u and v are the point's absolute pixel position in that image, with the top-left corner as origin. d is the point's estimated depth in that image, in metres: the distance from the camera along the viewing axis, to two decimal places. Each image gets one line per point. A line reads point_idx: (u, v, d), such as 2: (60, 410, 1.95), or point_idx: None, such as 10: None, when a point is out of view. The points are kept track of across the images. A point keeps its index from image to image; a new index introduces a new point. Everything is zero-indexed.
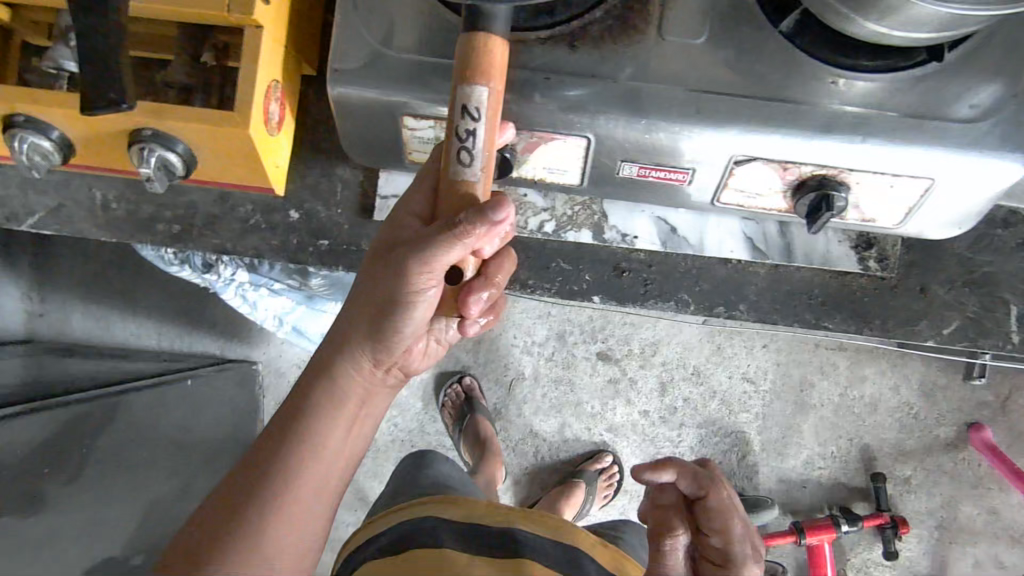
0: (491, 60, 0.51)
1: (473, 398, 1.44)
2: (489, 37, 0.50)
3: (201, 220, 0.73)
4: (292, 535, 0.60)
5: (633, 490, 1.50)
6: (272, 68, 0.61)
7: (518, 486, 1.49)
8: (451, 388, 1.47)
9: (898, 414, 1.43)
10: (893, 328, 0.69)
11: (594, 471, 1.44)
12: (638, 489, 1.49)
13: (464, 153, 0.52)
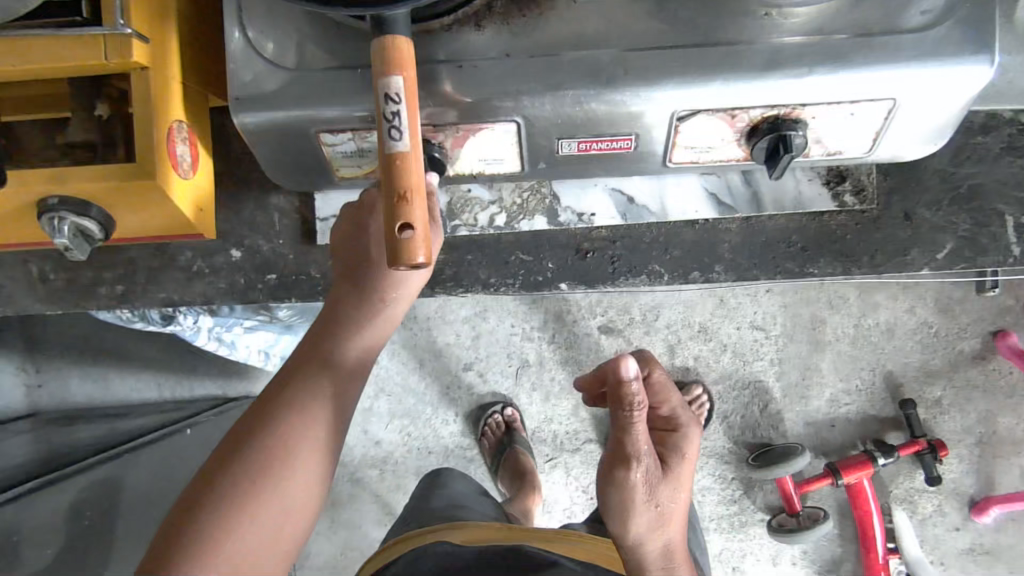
0: (405, 51, 0.46)
1: (513, 429, 1.43)
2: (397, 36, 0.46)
3: (143, 276, 0.70)
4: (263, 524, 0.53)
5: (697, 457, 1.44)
6: (172, 109, 0.57)
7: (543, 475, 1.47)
8: (491, 418, 1.44)
9: (918, 335, 1.38)
10: (882, 262, 0.65)
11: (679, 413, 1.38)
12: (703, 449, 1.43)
13: (392, 131, 0.45)
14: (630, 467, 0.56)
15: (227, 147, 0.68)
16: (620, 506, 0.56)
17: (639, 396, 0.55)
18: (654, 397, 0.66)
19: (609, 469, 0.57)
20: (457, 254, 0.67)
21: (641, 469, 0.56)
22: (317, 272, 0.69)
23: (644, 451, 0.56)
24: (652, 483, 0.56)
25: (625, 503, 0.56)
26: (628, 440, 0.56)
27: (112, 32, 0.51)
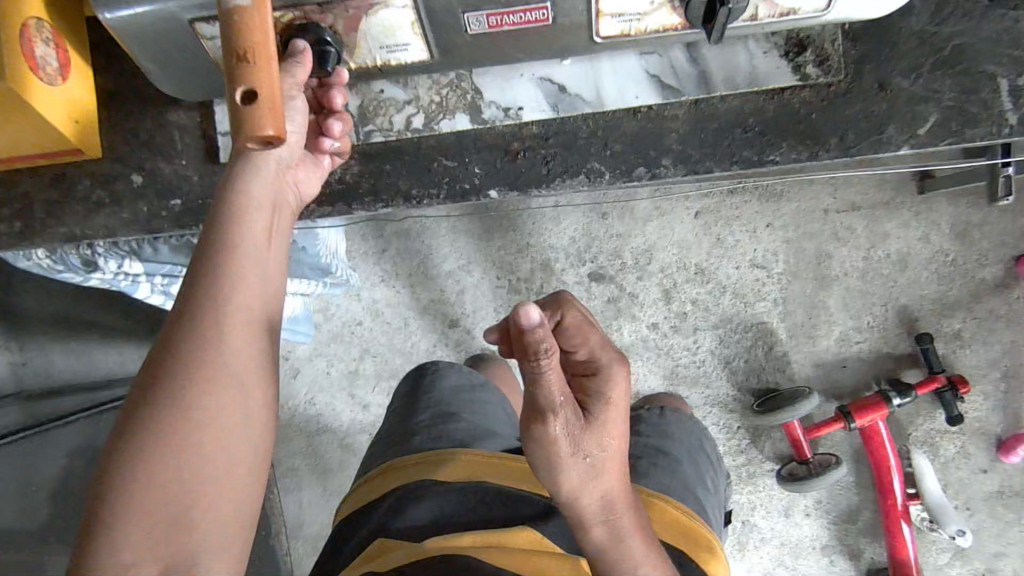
0: None
1: None
2: None
3: (41, 211, 0.64)
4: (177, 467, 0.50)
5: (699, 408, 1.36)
6: (30, 4, 0.51)
7: None
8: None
9: (934, 264, 1.28)
10: (855, 142, 0.56)
11: None
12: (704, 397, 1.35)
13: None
14: (550, 419, 0.43)
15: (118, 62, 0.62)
16: (543, 466, 0.45)
17: (548, 342, 0.42)
18: (568, 342, 0.48)
19: (526, 424, 0.44)
20: (374, 165, 0.61)
21: (565, 419, 0.44)
22: None
23: (563, 399, 0.44)
24: (574, 433, 0.44)
25: (547, 461, 0.45)
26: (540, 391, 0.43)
27: None
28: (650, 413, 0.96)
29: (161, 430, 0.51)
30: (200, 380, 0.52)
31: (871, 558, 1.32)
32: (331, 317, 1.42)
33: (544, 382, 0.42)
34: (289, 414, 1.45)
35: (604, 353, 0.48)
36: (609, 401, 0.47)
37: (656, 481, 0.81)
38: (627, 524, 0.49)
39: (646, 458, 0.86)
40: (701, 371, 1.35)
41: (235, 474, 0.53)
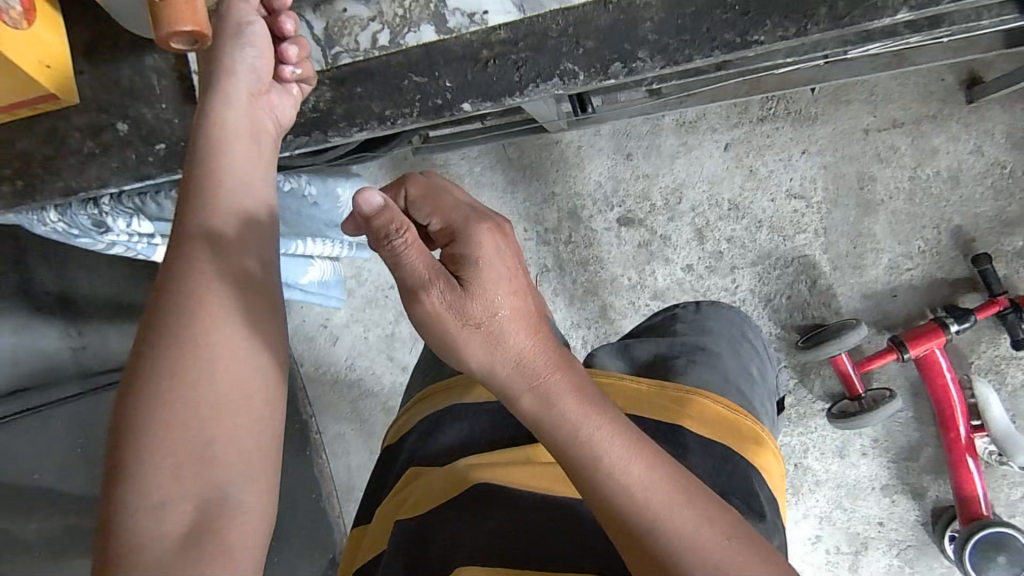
0: None
1: None
2: None
3: (39, 168, 0.66)
4: (195, 400, 0.52)
5: None
6: None
7: None
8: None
9: (989, 178, 1.18)
10: (847, 12, 0.51)
11: None
12: None
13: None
14: (423, 296, 0.47)
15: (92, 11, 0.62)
16: (443, 344, 0.49)
17: (398, 220, 0.45)
18: (421, 213, 0.53)
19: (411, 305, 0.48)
20: (346, 89, 0.61)
21: (439, 292, 0.47)
22: None
23: (432, 274, 0.47)
24: (452, 302, 0.47)
25: (446, 339, 0.49)
26: (402, 267, 0.46)
27: None
28: (685, 311, 0.88)
29: (170, 370, 0.52)
30: (199, 309, 0.54)
31: (937, 497, 1.25)
32: (364, 282, 1.43)
33: (400, 258, 0.46)
34: (331, 380, 1.47)
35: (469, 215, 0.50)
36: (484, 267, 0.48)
37: (696, 376, 0.75)
38: (557, 386, 0.50)
39: (682, 355, 0.79)
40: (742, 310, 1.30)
41: (254, 396, 0.54)
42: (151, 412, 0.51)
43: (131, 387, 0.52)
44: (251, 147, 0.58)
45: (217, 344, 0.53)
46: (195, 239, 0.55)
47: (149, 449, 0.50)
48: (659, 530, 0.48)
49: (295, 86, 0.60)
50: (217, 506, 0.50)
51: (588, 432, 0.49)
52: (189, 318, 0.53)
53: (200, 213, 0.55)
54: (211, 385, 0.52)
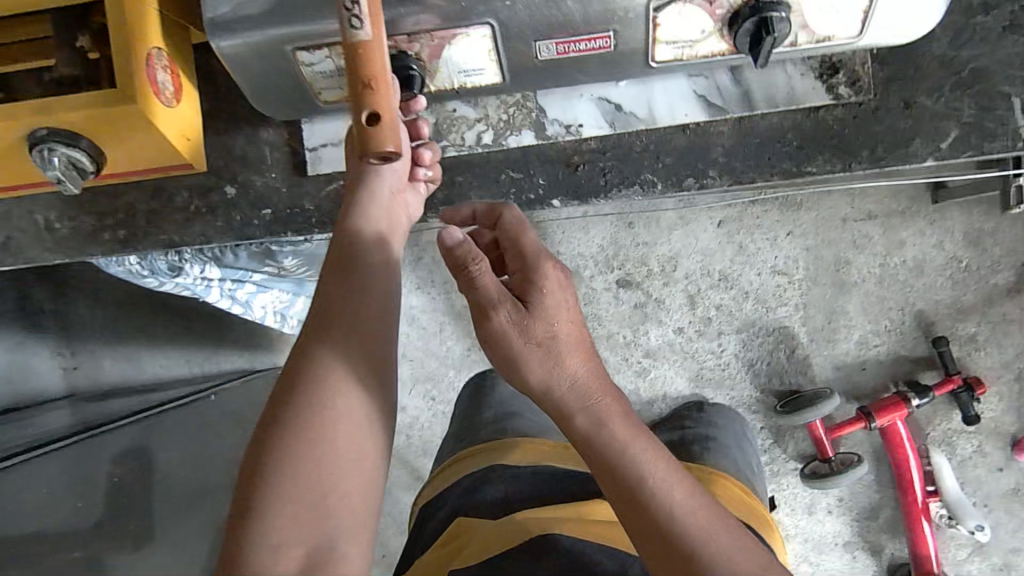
0: None
1: None
2: None
3: (143, 219, 0.71)
4: (321, 449, 0.54)
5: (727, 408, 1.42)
6: (149, 33, 0.57)
7: None
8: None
9: (949, 270, 1.33)
10: (883, 156, 0.62)
11: None
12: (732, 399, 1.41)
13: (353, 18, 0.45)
14: (492, 314, 0.51)
15: (213, 85, 0.68)
16: (504, 359, 0.52)
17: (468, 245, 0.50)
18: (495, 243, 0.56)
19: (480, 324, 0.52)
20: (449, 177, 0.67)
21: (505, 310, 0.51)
22: (310, 204, 0.69)
23: (501, 294, 0.51)
24: (513, 315, 0.51)
25: (506, 354, 0.52)
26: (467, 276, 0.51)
27: None
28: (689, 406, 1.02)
29: (303, 417, 0.54)
30: (335, 361, 0.56)
31: (892, 554, 1.37)
32: None
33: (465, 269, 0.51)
34: None
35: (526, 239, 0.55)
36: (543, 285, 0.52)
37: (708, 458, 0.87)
38: (608, 407, 0.52)
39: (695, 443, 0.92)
40: (726, 373, 1.41)
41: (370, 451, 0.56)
42: (280, 453, 0.53)
43: (265, 424, 0.55)
44: (387, 232, 0.62)
45: (347, 397, 0.56)
46: (338, 298, 0.57)
47: (276, 496, 0.53)
48: (699, 549, 0.49)
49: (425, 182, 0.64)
50: (325, 554, 0.52)
51: (634, 452, 0.52)
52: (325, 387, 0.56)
53: (346, 276, 0.58)
54: (338, 436, 0.55)
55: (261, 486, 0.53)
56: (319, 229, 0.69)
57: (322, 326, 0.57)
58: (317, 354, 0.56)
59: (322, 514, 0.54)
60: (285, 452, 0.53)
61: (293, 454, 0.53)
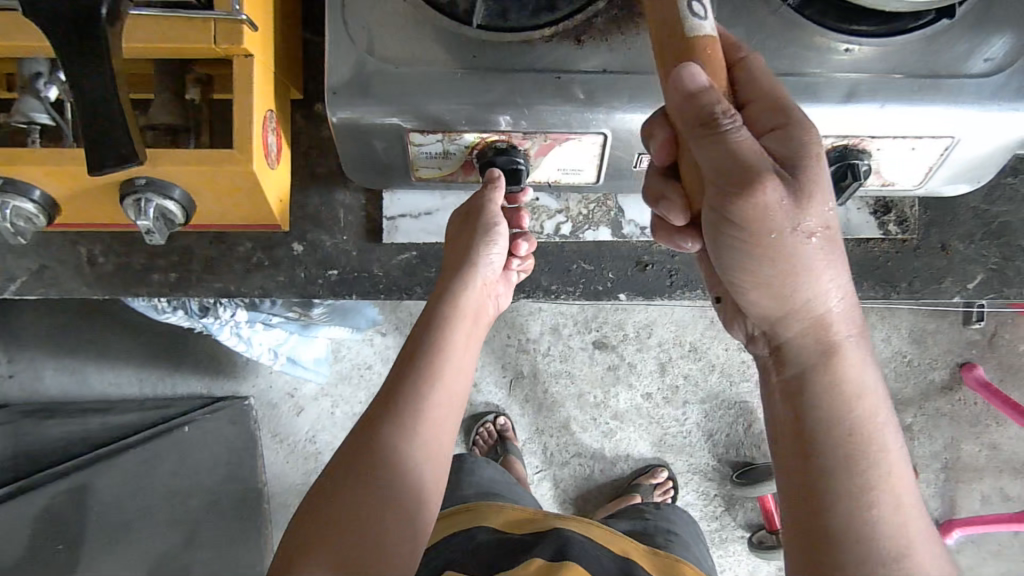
0: None
1: (507, 439, 1.44)
2: None
3: (199, 265, 0.69)
4: (373, 516, 0.56)
5: (684, 475, 1.48)
6: (266, 96, 0.56)
7: (561, 492, 1.48)
8: (483, 427, 1.47)
9: (893, 363, 1.46)
10: (919, 289, 0.69)
11: (650, 484, 1.42)
12: (689, 467, 1.48)
13: (694, 5, 0.42)
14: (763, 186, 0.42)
15: (294, 141, 0.68)
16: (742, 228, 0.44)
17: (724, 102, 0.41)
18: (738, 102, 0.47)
19: (734, 198, 0.42)
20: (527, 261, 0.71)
21: (778, 184, 0.42)
22: (379, 270, 0.69)
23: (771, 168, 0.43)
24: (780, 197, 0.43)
25: (752, 228, 0.44)
26: (740, 145, 0.42)
27: (226, 18, 0.51)
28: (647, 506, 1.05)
29: (359, 483, 0.57)
30: (400, 436, 0.60)
31: None
32: (341, 358, 1.46)
33: (740, 143, 0.42)
34: (288, 450, 1.47)
35: (791, 110, 0.46)
36: (818, 164, 0.45)
37: (688, 551, 0.93)
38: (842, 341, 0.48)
39: (659, 534, 0.95)
40: (687, 440, 1.48)
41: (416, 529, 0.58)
42: (330, 515, 0.55)
43: (324, 490, 0.57)
44: (480, 323, 0.71)
45: (407, 471, 0.59)
46: (423, 378, 0.63)
47: (315, 553, 0.53)
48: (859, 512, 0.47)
49: (515, 274, 0.71)
50: None
51: (855, 394, 0.48)
52: (396, 413, 0.61)
53: (433, 361, 0.64)
54: (390, 509, 0.57)
55: (308, 548, 0.54)
56: (385, 295, 0.70)
57: (394, 403, 0.61)
58: (385, 426, 0.60)
59: (401, 531, 0.57)
60: (334, 515, 0.55)
61: (342, 517, 0.55)
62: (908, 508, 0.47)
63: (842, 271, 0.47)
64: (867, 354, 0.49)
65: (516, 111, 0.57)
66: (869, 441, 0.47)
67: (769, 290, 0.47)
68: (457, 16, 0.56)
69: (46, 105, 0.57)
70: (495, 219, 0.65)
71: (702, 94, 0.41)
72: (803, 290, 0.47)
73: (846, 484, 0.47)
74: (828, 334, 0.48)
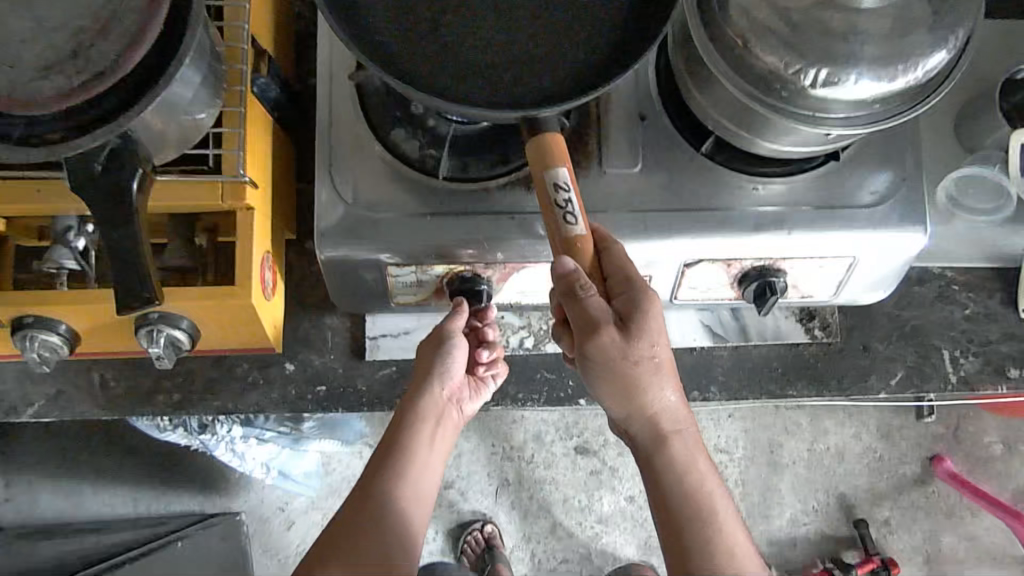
0: (557, 146, 0.56)
1: (495, 546, 1.46)
2: (550, 134, 0.56)
3: (200, 385, 0.76)
4: None
5: None
6: (264, 240, 0.66)
7: None
8: (471, 535, 1.48)
9: (865, 459, 1.51)
10: (848, 386, 0.77)
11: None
12: None
13: (568, 217, 0.56)
14: (601, 334, 0.56)
15: (289, 274, 0.78)
16: (597, 363, 0.57)
17: (584, 280, 0.56)
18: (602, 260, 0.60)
19: (586, 343, 0.56)
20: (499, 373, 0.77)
21: (614, 332, 0.56)
22: (362, 385, 0.77)
23: (609, 319, 0.56)
24: (618, 343, 0.56)
25: (603, 364, 0.57)
26: (589, 306, 0.56)
27: (233, 180, 0.61)
28: None
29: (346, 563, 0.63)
30: (380, 524, 0.66)
31: None
32: (332, 471, 1.51)
33: (589, 307, 0.56)
34: (278, 564, 1.48)
35: (637, 274, 0.59)
36: (651, 314, 0.58)
37: None
38: (682, 441, 0.60)
39: None
40: None
41: None
42: None
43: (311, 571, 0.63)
44: (450, 428, 0.74)
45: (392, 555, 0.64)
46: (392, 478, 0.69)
47: None
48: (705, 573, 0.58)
49: (490, 380, 0.76)
50: None
51: (697, 481, 0.60)
52: (379, 504, 0.67)
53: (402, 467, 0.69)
54: None
55: None
56: (368, 408, 0.77)
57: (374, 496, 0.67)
58: (366, 517, 0.66)
59: None
60: None
61: None
62: (745, 564, 0.59)
63: (677, 392, 0.60)
64: (697, 445, 0.61)
65: (478, 246, 0.66)
66: (712, 514, 0.59)
67: (620, 406, 0.59)
68: (428, 169, 0.67)
69: (74, 252, 0.66)
70: (454, 333, 0.70)
71: (568, 275, 0.55)
72: (650, 406, 0.59)
73: (697, 548, 0.58)
74: (674, 436, 0.60)
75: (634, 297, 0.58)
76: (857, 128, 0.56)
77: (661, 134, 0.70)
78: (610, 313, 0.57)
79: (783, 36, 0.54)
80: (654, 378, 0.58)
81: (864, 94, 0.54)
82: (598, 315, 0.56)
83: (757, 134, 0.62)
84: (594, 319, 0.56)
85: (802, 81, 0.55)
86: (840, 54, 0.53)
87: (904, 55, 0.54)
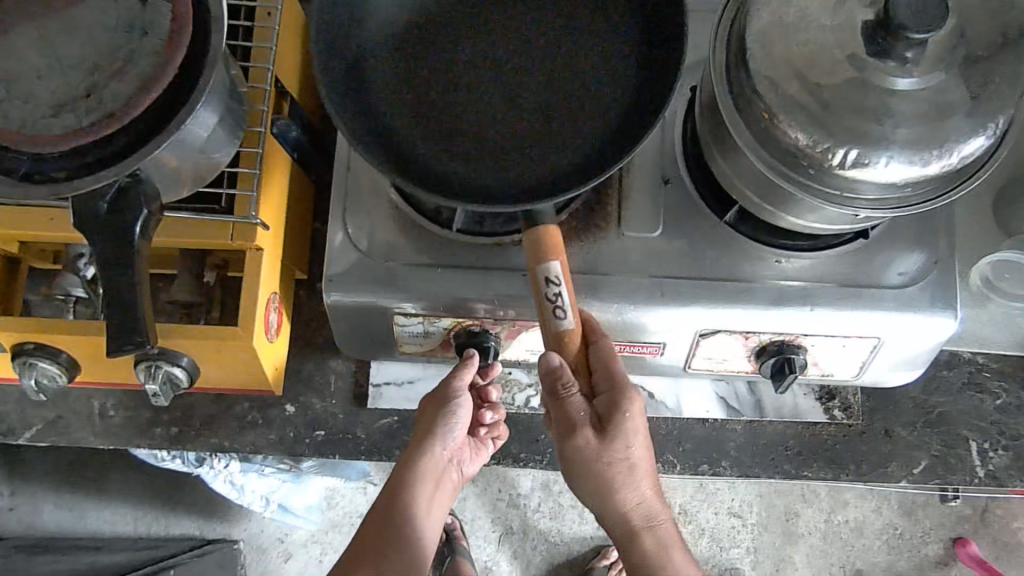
0: (555, 242, 0.56)
1: None
2: (545, 225, 0.56)
3: (199, 421, 0.75)
4: None
5: None
6: (271, 281, 0.65)
7: None
8: None
9: (885, 535, 1.44)
10: (867, 472, 0.73)
11: None
12: None
13: (557, 310, 0.55)
14: (575, 436, 0.56)
15: (297, 315, 0.77)
16: (574, 461, 0.57)
17: (567, 379, 0.55)
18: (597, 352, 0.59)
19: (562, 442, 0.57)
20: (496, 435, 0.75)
21: (589, 434, 0.56)
22: (362, 433, 0.75)
23: (584, 422, 0.56)
24: (591, 447, 0.56)
25: (579, 466, 0.57)
26: (566, 407, 0.56)
27: (244, 221, 0.60)
28: None
29: None
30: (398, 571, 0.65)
31: None
32: (335, 506, 1.48)
33: (568, 407, 0.56)
34: None
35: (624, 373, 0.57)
36: (632, 419, 0.57)
37: None
38: (667, 543, 0.59)
39: None
40: None
41: None
42: None
43: None
44: (449, 487, 0.73)
45: None
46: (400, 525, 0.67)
47: None
48: None
49: (491, 441, 0.75)
50: None
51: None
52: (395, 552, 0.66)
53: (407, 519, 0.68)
54: None
55: None
56: (366, 456, 0.75)
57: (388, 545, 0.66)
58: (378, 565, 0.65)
59: None
60: None
61: None
62: None
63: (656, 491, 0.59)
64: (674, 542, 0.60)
65: (487, 302, 0.65)
66: None
67: (600, 506, 0.59)
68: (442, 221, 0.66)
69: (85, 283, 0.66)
70: (460, 390, 0.67)
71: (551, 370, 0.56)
72: (625, 509, 0.58)
73: None
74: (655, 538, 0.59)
75: (615, 400, 0.57)
76: (885, 211, 0.53)
77: (684, 199, 0.68)
78: (587, 415, 0.57)
79: (813, 112, 0.52)
80: (626, 483, 0.57)
81: (896, 177, 0.52)
82: (571, 416, 0.56)
83: (782, 209, 0.60)
84: (569, 419, 0.56)
85: (830, 159, 0.52)
86: (870, 134, 0.51)
87: (940, 139, 0.51)
